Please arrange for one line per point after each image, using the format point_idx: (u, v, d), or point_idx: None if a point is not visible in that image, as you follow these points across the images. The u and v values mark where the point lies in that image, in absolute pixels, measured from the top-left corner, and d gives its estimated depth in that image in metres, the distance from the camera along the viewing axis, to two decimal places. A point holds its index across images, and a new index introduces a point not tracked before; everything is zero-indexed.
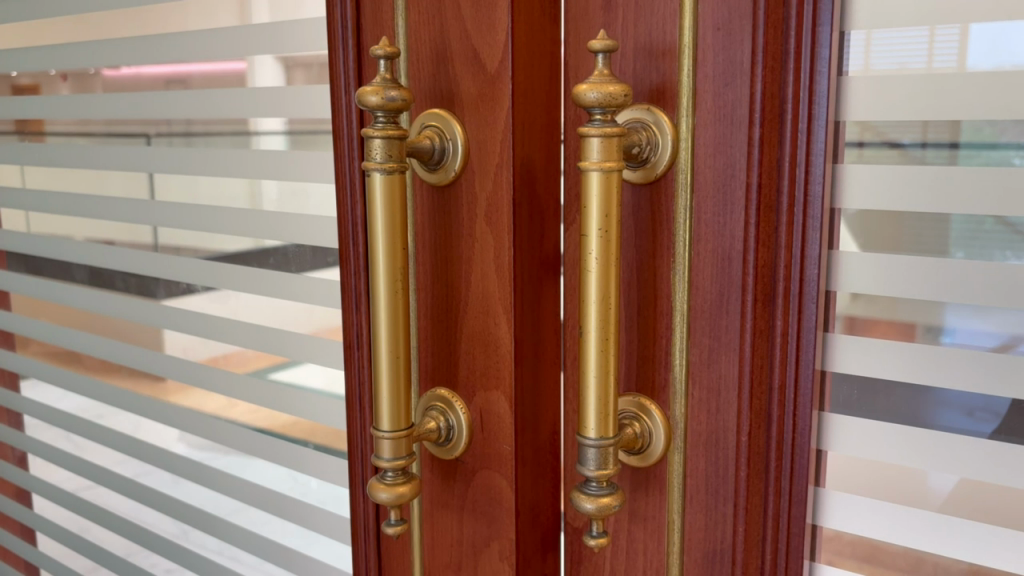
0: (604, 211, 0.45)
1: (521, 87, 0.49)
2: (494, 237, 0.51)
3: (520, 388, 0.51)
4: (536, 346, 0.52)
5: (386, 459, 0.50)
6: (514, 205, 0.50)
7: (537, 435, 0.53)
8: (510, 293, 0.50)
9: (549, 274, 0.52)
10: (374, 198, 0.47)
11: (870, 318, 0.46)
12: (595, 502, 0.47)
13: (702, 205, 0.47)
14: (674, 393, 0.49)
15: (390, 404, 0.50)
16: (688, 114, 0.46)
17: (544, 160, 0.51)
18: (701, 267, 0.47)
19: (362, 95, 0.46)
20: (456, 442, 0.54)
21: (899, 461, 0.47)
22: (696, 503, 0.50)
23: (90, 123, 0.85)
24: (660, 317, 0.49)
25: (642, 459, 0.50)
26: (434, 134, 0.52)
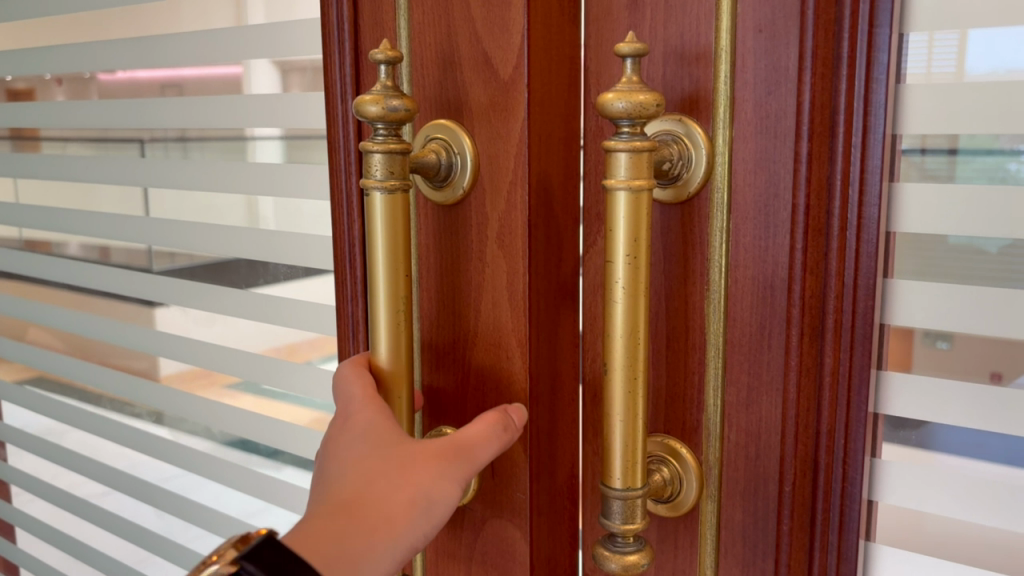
0: (633, 234, 0.40)
1: (536, 96, 0.44)
2: (507, 262, 0.46)
3: (536, 429, 0.46)
4: (554, 381, 0.47)
5: None
6: (531, 227, 0.45)
7: (554, 480, 0.48)
8: (526, 324, 0.45)
9: (567, 302, 0.47)
10: (374, 219, 0.43)
11: (926, 353, 0.41)
12: (619, 560, 0.42)
13: (741, 228, 0.42)
14: (708, 435, 0.44)
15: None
16: (725, 125, 0.41)
17: (562, 176, 0.46)
18: (739, 295, 0.43)
19: (361, 104, 0.41)
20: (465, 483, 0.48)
21: (948, 516, 0.42)
22: (731, 558, 0.45)
23: (85, 130, 0.80)
24: (692, 351, 0.44)
25: (673, 508, 0.45)
26: (440, 147, 0.47)
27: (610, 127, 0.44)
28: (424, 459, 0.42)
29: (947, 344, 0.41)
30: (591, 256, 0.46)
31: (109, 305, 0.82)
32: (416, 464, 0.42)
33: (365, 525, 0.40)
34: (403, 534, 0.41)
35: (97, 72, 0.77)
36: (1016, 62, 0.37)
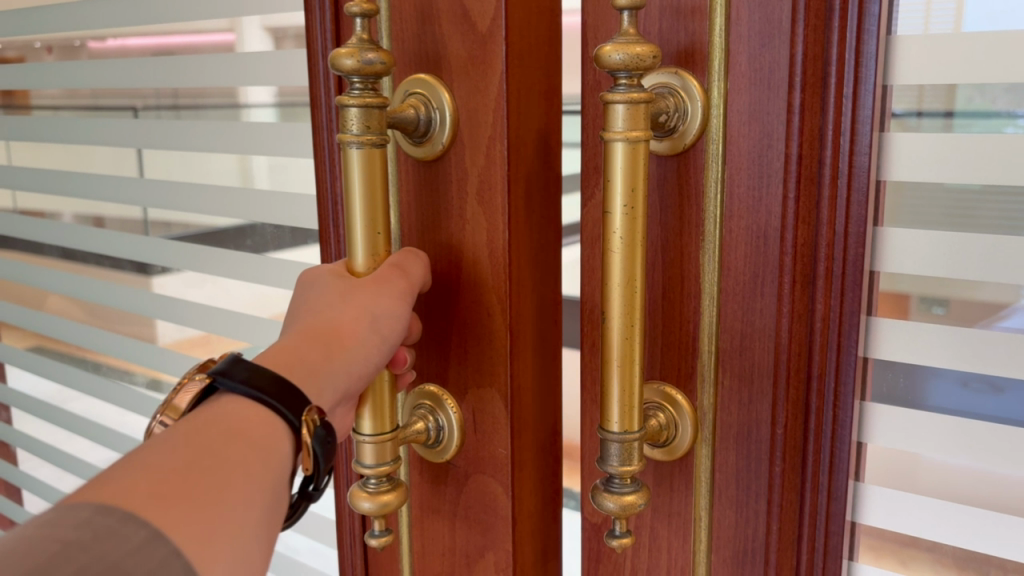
0: (629, 184, 0.40)
1: (515, 51, 0.44)
2: (486, 218, 0.46)
3: (517, 386, 0.47)
4: (536, 336, 0.48)
5: (368, 465, 0.45)
6: (511, 182, 0.45)
7: (536, 436, 0.49)
8: (505, 280, 0.46)
9: (547, 258, 0.48)
10: (352, 172, 0.42)
11: (908, 300, 0.42)
12: (618, 501, 0.42)
13: (735, 178, 0.42)
14: (701, 379, 0.45)
15: (371, 404, 0.45)
16: (720, 78, 0.41)
17: (542, 130, 0.46)
18: (734, 245, 0.43)
19: (336, 57, 0.40)
20: (447, 443, 0.49)
21: (934, 455, 0.43)
22: (725, 496, 0.45)
23: (78, 93, 0.79)
24: (687, 301, 0.44)
25: (668, 452, 0.46)
26: (419, 103, 0.46)
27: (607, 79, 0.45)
28: (369, 283, 0.43)
29: (943, 309, 0.41)
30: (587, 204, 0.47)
31: (110, 270, 0.82)
32: (363, 285, 0.43)
33: (322, 339, 0.41)
34: (355, 348, 0.41)
35: (88, 39, 0.76)
36: (1016, 21, 0.37)
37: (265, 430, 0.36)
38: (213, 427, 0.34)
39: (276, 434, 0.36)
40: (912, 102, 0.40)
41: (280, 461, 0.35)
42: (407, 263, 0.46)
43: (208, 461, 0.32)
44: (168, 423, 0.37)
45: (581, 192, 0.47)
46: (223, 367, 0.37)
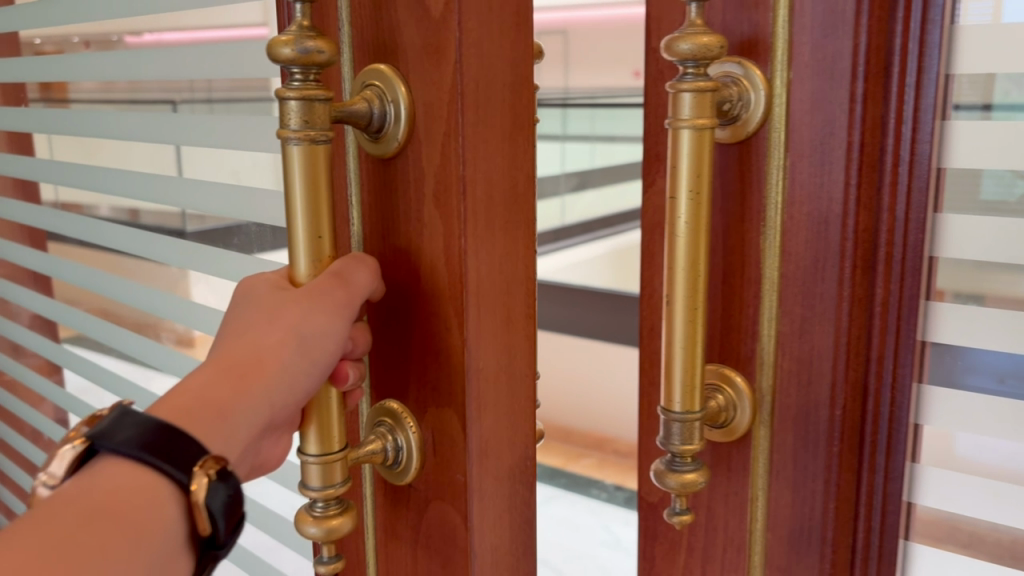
0: (696, 171, 0.42)
1: (468, 44, 0.41)
2: (443, 220, 0.43)
3: (476, 405, 0.44)
4: (499, 350, 0.45)
5: (315, 488, 0.43)
6: (467, 181, 0.42)
7: (499, 461, 0.46)
8: (462, 288, 0.43)
9: (511, 267, 0.45)
10: (291, 171, 0.40)
11: (955, 288, 0.42)
12: (678, 478, 0.45)
13: (797, 163, 0.42)
14: (762, 365, 0.46)
15: (317, 423, 0.42)
16: (783, 68, 0.42)
17: (506, 126, 0.43)
18: (794, 230, 0.43)
19: (274, 46, 0.38)
20: (406, 467, 0.48)
21: (975, 437, 0.42)
22: (782, 476, 0.46)
23: (119, 89, 0.81)
24: (747, 285, 0.46)
25: (728, 433, 0.47)
26: (376, 96, 0.44)
27: (671, 70, 0.47)
28: (299, 296, 0.41)
29: (981, 303, 0.41)
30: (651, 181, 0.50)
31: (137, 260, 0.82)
32: (293, 300, 0.41)
33: (239, 371, 0.39)
34: (276, 376, 0.40)
35: (125, 35, 0.78)
36: None
37: (142, 501, 0.33)
38: (74, 508, 0.32)
39: (157, 502, 0.34)
40: (957, 95, 0.40)
41: (157, 531, 0.33)
42: (348, 272, 0.43)
43: (49, 554, 0.30)
44: (48, 490, 0.34)
45: (642, 178, 0.50)
46: (105, 428, 0.35)
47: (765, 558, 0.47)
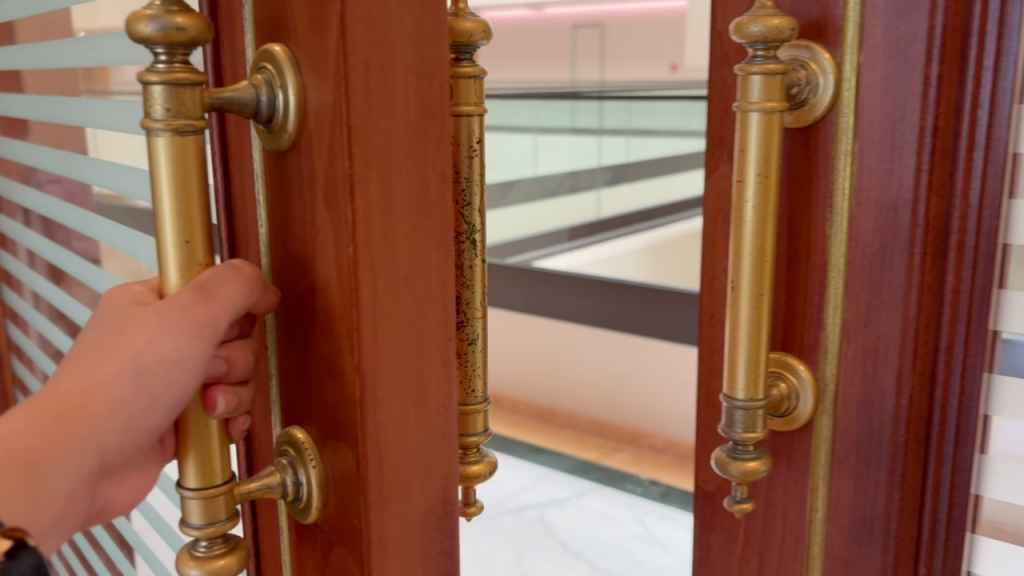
0: (764, 155, 0.42)
1: (357, 13, 0.33)
2: (335, 231, 0.35)
3: (376, 451, 0.36)
4: (410, 385, 0.37)
5: (196, 526, 0.36)
6: (357, 177, 0.34)
7: (408, 513, 0.38)
8: (357, 313, 0.35)
9: (425, 283, 0.37)
10: (157, 173, 0.34)
11: None
12: (741, 466, 0.45)
13: (866, 149, 0.43)
14: (825, 353, 0.47)
15: (195, 454, 0.36)
16: (854, 52, 0.43)
17: (411, 115, 0.35)
18: (862, 217, 0.44)
19: (132, 23, 0.32)
20: (310, 503, 0.39)
21: None
22: (844, 466, 0.47)
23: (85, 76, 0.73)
24: (812, 273, 0.46)
25: (786, 422, 0.48)
26: (264, 79, 0.36)
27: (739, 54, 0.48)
28: (148, 314, 0.35)
29: None
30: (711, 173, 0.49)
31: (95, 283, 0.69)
32: (137, 322, 0.35)
33: (62, 411, 0.35)
34: (103, 413, 0.35)
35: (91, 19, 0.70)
36: None
37: None
38: None
39: None
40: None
41: None
42: (215, 283, 0.35)
43: None
44: None
45: (703, 164, 0.50)
46: None
47: (825, 547, 0.49)
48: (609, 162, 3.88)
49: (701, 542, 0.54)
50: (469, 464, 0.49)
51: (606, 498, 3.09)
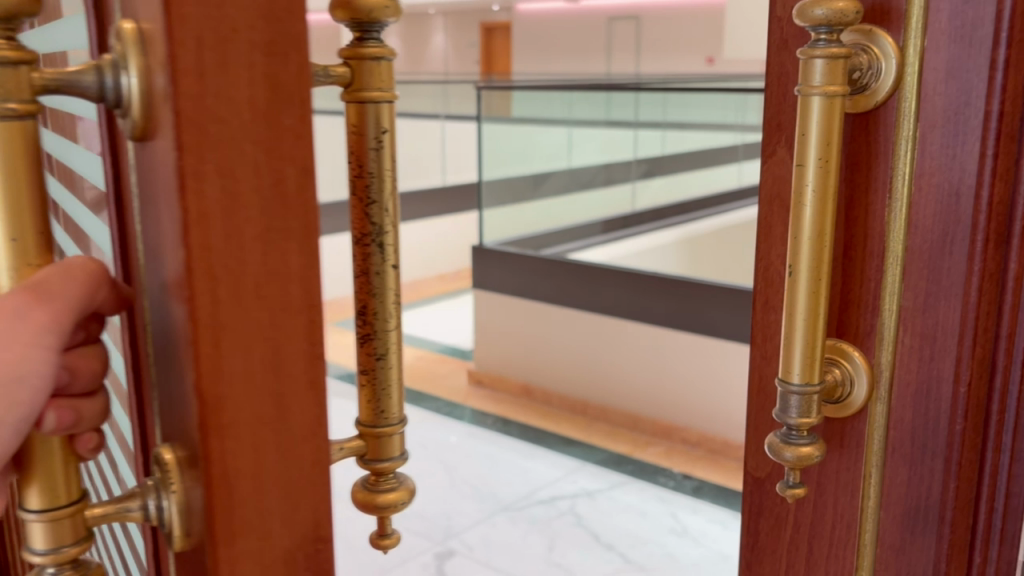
0: (825, 139, 0.42)
1: None
2: (173, 240, 0.30)
3: (224, 489, 0.32)
4: (268, 415, 0.32)
5: (39, 551, 0.33)
6: (188, 179, 0.29)
7: (268, 555, 0.33)
8: (193, 336, 0.30)
9: (285, 296, 0.32)
10: None
11: None
12: (795, 451, 0.45)
13: (928, 134, 0.47)
14: (881, 339, 0.49)
15: (40, 475, 0.33)
16: (918, 34, 0.46)
17: (261, 103, 0.30)
18: (920, 203, 0.48)
19: None
20: (173, 526, 0.34)
21: None
22: (898, 454, 0.50)
23: None
24: (869, 259, 0.49)
25: (843, 408, 0.50)
26: (110, 58, 0.31)
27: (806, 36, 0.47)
28: None
29: None
30: (767, 161, 0.50)
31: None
32: None
33: None
34: None
35: None
36: None
37: None
38: None
39: None
40: None
41: None
42: (47, 284, 0.31)
43: None
44: None
45: (761, 150, 0.50)
46: None
47: (876, 532, 0.51)
48: (642, 156, 4.05)
49: (745, 529, 0.56)
50: (384, 491, 0.47)
51: (639, 491, 3.10)
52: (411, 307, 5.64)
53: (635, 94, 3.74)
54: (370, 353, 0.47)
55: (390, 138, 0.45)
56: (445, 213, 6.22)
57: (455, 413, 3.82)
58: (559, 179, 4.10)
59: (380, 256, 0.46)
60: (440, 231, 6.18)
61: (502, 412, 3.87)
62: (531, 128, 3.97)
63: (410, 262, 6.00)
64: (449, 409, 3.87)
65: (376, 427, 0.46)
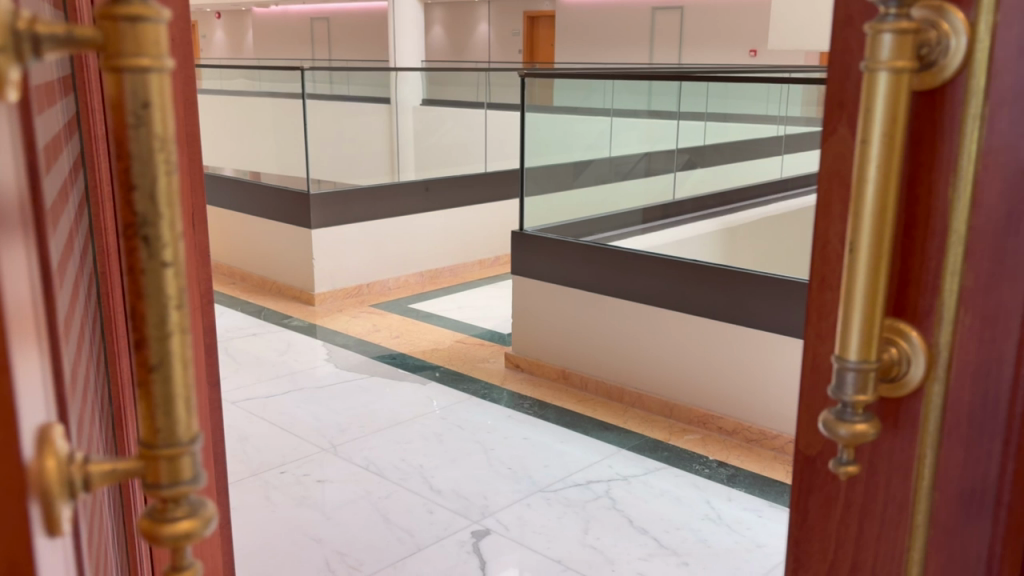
0: (893, 114, 0.43)
1: None
2: None
3: None
4: None
5: None
6: None
7: None
8: None
9: None
10: None
11: None
12: (851, 429, 0.45)
13: (994, 118, 0.52)
14: (939, 321, 0.55)
15: None
16: (988, 14, 0.50)
17: None
18: (984, 185, 0.53)
19: None
20: None
21: None
22: (953, 435, 0.56)
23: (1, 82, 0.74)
24: (931, 237, 0.55)
25: (901, 386, 0.55)
26: None
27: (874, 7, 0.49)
28: None
29: None
30: (830, 136, 0.52)
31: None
32: None
33: None
34: None
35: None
36: None
37: None
38: None
39: None
40: None
41: None
42: None
43: None
44: None
45: (822, 125, 0.52)
46: None
47: (930, 510, 0.56)
48: (684, 145, 3.70)
49: (800, 498, 0.65)
50: (174, 521, 0.40)
51: (674, 476, 3.09)
52: (450, 291, 5.68)
53: (679, 83, 3.59)
54: (143, 366, 0.38)
55: (157, 111, 0.36)
56: (486, 199, 6.25)
57: (492, 395, 3.85)
58: (599, 168, 3.98)
59: (148, 253, 0.37)
60: (479, 216, 6.22)
61: (539, 396, 3.89)
62: (576, 118, 3.98)
63: (450, 247, 6.05)
64: (485, 392, 3.91)
65: (157, 448, 0.39)
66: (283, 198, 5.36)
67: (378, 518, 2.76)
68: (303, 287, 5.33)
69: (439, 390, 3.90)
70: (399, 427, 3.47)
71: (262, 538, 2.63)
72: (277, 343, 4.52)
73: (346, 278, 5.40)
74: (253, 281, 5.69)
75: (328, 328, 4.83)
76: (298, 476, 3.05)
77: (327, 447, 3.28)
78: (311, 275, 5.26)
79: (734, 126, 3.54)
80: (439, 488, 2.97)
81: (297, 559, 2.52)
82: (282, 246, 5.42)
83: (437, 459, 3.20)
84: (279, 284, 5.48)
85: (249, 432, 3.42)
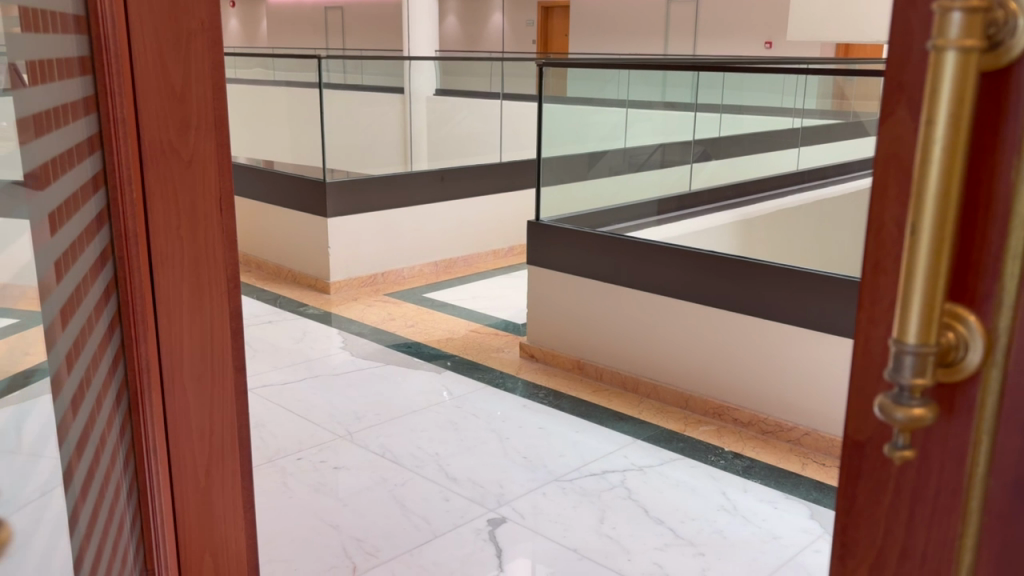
0: (958, 94, 0.43)
1: None
2: None
3: None
4: None
5: None
6: None
7: None
8: None
9: None
10: None
11: None
12: (907, 413, 0.45)
13: None
14: (999, 306, 0.47)
15: None
16: None
17: None
18: None
19: None
20: None
21: None
22: (1010, 426, 0.47)
23: None
24: (993, 219, 0.47)
25: (953, 371, 0.48)
26: None
27: None
28: None
29: None
30: (886, 122, 0.51)
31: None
32: None
33: None
34: None
35: None
36: None
37: None
38: None
39: None
40: None
41: None
42: None
43: None
44: None
45: (879, 111, 0.51)
46: None
47: (986, 495, 0.48)
48: (699, 136, 3.66)
49: (847, 504, 0.55)
50: None
51: (689, 467, 3.09)
52: (465, 281, 5.69)
53: (695, 73, 3.61)
54: None
55: None
56: (501, 188, 6.25)
57: (507, 385, 3.85)
58: (613, 159, 3.95)
59: None
60: (493, 206, 6.22)
61: (554, 386, 3.89)
62: (588, 108, 3.95)
63: (465, 237, 6.06)
64: (501, 381, 3.91)
65: None
66: (299, 187, 5.37)
67: (395, 505, 2.78)
68: (319, 276, 5.35)
69: (455, 379, 3.91)
70: (415, 415, 3.48)
71: (281, 524, 2.65)
72: (293, 331, 4.54)
73: (362, 266, 5.42)
74: (269, 269, 5.72)
75: (344, 316, 4.85)
76: (315, 462, 3.07)
77: (344, 434, 3.30)
78: (327, 263, 5.28)
79: (748, 118, 3.49)
80: (455, 476, 2.98)
81: (315, 545, 2.54)
82: (298, 234, 5.44)
83: (453, 447, 3.20)
84: (295, 272, 5.51)
85: (266, 418, 3.44)
